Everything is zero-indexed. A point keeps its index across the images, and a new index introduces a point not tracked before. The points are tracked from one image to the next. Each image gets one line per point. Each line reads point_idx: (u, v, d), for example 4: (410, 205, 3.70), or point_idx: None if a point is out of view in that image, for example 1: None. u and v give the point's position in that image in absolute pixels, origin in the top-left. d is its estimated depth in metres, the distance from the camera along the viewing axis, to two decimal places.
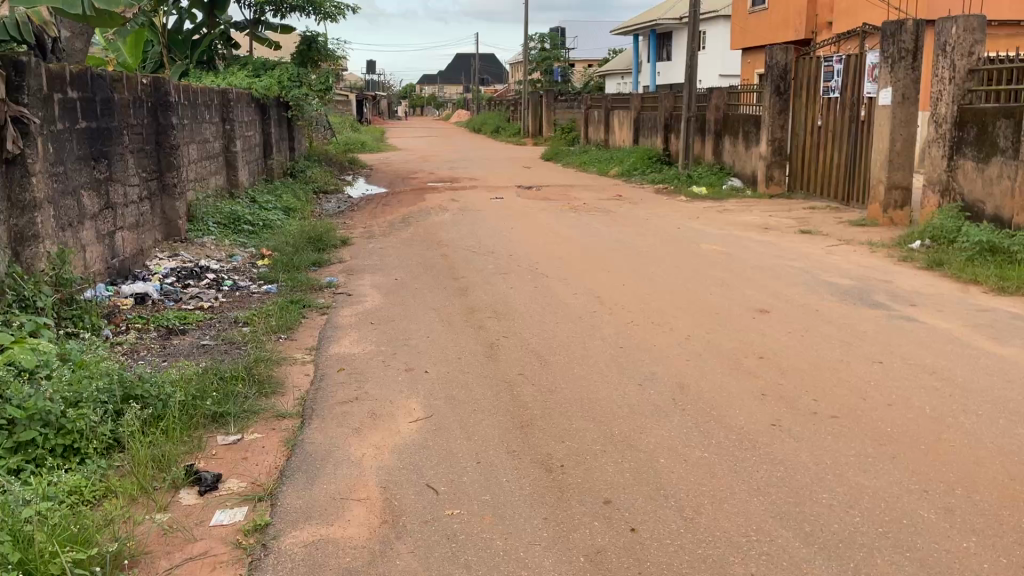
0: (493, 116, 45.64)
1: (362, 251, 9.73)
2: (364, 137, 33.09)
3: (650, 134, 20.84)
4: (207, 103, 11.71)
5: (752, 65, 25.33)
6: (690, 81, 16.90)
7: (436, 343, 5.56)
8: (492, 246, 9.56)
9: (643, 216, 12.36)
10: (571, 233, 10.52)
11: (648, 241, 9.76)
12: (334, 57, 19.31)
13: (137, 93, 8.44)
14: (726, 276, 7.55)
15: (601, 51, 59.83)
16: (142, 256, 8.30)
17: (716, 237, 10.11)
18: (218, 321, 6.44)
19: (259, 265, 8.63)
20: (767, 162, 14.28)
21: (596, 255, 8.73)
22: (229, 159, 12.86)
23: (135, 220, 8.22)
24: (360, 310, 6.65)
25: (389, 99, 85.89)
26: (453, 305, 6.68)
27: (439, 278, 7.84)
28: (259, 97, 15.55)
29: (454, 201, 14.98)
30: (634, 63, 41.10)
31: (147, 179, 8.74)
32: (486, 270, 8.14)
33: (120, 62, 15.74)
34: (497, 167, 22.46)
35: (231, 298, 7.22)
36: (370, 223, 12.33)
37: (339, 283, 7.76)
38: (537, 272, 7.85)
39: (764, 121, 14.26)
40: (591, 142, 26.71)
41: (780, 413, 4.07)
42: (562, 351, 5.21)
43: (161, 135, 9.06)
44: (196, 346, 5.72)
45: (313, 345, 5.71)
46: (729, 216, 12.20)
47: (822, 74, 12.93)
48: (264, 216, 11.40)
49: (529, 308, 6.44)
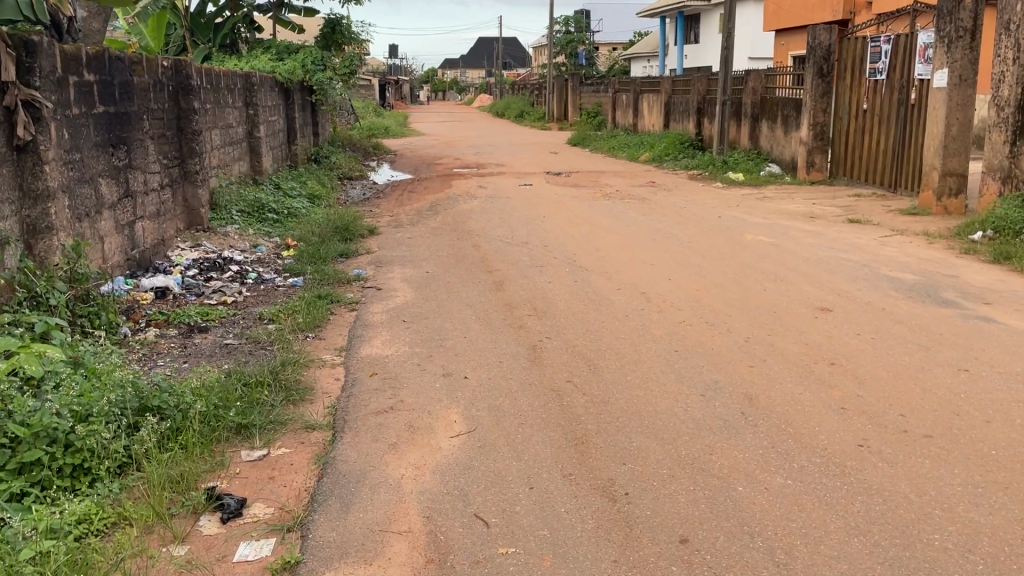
0: (517, 100, 45.11)
1: (390, 241, 9.35)
2: (387, 122, 32.74)
3: (681, 119, 20.29)
4: (230, 87, 11.36)
5: (787, 46, 24.59)
6: (725, 63, 16.34)
7: (474, 344, 5.18)
8: (526, 236, 9.15)
9: (680, 203, 11.89)
10: (607, 222, 10.08)
11: (690, 231, 9.31)
12: (358, 40, 18.91)
13: (157, 76, 8.10)
14: (778, 270, 7.10)
15: (627, 34, 58.94)
16: (163, 247, 7.98)
17: (760, 226, 9.62)
18: (243, 317, 6.10)
19: (284, 256, 8.28)
20: (808, 147, 13.73)
21: (636, 246, 8.29)
22: (253, 145, 12.52)
23: (156, 210, 7.89)
24: (391, 305, 6.29)
25: (411, 83, 85.40)
26: (490, 301, 6.30)
27: (473, 271, 7.45)
28: (283, 81, 15.20)
29: (482, 188, 14.56)
30: (660, 46, 40.38)
31: (169, 167, 8.42)
32: (522, 262, 7.74)
33: (143, 46, 15.45)
34: (523, 152, 21.98)
35: (256, 292, 6.87)
36: (397, 211, 11.95)
37: (367, 276, 7.39)
38: (576, 265, 7.43)
39: (806, 105, 13.70)
40: (619, 126, 26.13)
41: (866, 432, 3.66)
42: (612, 355, 4.81)
43: (183, 120, 8.73)
44: (219, 347, 5.38)
45: (343, 345, 5.34)
46: (771, 204, 11.69)
47: (868, 55, 12.34)
48: (288, 203, 11.06)
49: (570, 305, 6.04)
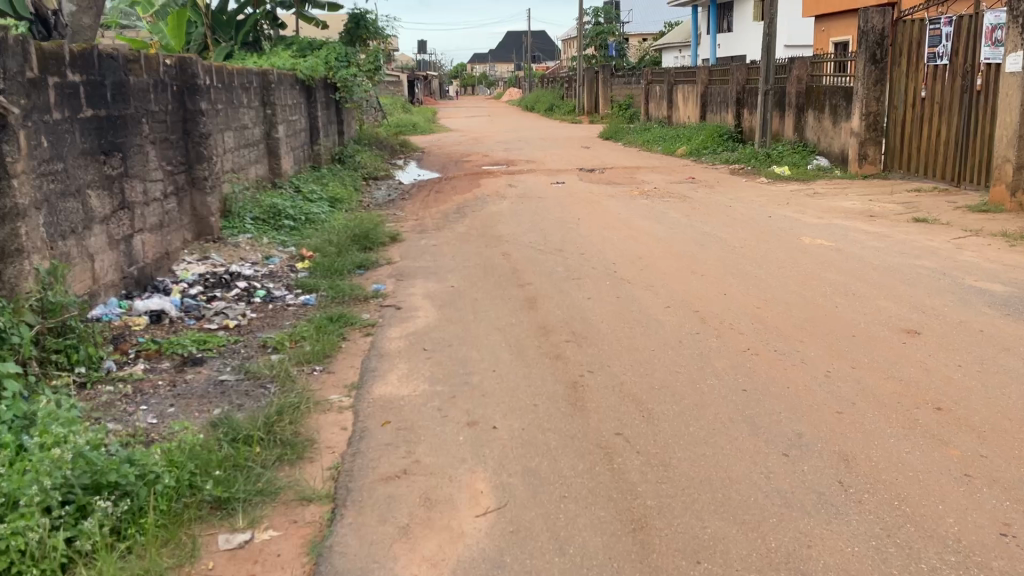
0: (547, 93, 44.17)
1: (413, 249, 8.63)
2: (416, 118, 32.09)
3: (720, 109, 19.36)
4: (245, 85, 10.72)
5: (829, 31, 23.44)
6: (768, 50, 15.40)
7: (502, 381, 4.43)
8: (560, 243, 8.38)
9: (725, 201, 11.06)
10: (647, 225, 9.27)
11: (739, 233, 8.50)
12: (383, 35, 18.23)
13: (159, 75, 7.45)
14: (848, 282, 6.28)
15: (658, 24, 57.68)
16: (167, 260, 7.36)
17: (818, 228, 8.75)
18: (245, 344, 5.43)
19: (298, 269, 7.61)
20: (860, 139, 12.76)
21: (682, 253, 7.49)
22: (271, 147, 11.90)
23: (159, 221, 7.28)
24: (411, 329, 5.58)
25: (439, 78, 84.71)
26: (522, 323, 5.55)
27: (502, 285, 6.71)
28: (304, 77, 14.59)
29: (512, 187, 13.80)
30: (693, 34, 39.22)
31: (174, 173, 7.78)
32: (555, 274, 6.97)
33: (162, 45, 14.94)
34: (554, 147, 21.15)
35: (263, 312, 6.21)
36: (422, 214, 11.25)
37: (386, 292, 6.69)
38: (617, 277, 6.66)
39: (857, 93, 12.75)
40: (652, 119, 25.18)
41: (1005, 512, 2.88)
42: (668, 397, 4.03)
43: (190, 122, 8.09)
44: (213, 383, 4.71)
45: (354, 381, 4.62)
46: (825, 202, 10.79)
47: (926, 39, 11.41)
48: (306, 208, 10.40)
49: (614, 328, 5.26)
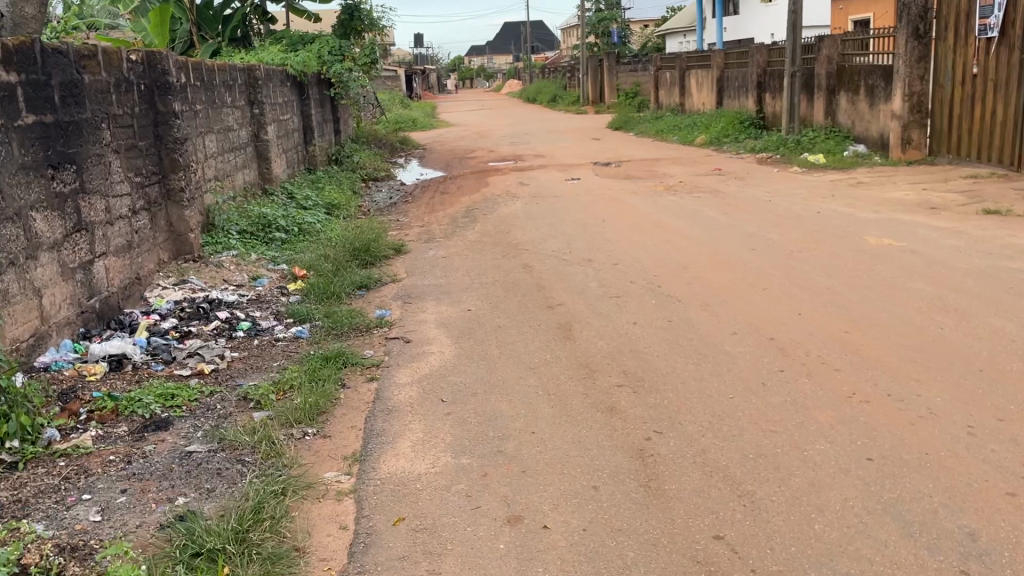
0: (548, 84, 43.03)
1: (420, 262, 7.66)
2: (415, 113, 31.07)
3: (737, 95, 18.35)
4: (229, 83, 9.74)
5: (846, 10, 22.38)
6: (794, 29, 14.36)
7: (544, 448, 3.45)
8: (587, 251, 7.40)
9: (760, 195, 10.11)
10: (681, 225, 8.32)
11: (789, 232, 7.55)
12: (378, 27, 17.23)
13: (122, 73, 6.47)
14: (940, 292, 5.32)
15: (659, 10, 56.49)
16: (137, 286, 6.40)
17: (876, 225, 7.76)
18: (222, 398, 4.43)
19: (290, 292, 6.63)
20: (903, 121, 11.76)
21: (732, 261, 6.51)
22: (260, 150, 10.92)
23: (127, 242, 6.31)
24: (425, 370, 4.61)
25: (437, 72, 83.50)
26: (560, 360, 4.57)
27: (529, 307, 5.75)
28: (296, 74, 13.61)
29: (523, 185, 12.82)
30: (698, 19, 38.09)
31: (145, 185, 6.80)
32: (590, 291, 6.00)
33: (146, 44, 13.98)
34: (562, 139, 20.14)
35: (247, 350, 5.23)
36: (428, 220, 10.26)
37: (393, 320, 5.72)
38: (663, 295, 5.68)
39: (899, 72, 11.73)
40: (663, 107, 24.17)
41: None
42: (773, 474, 3.07)
43: (162, 126, 7.12)
44: (178, 458, 3.71)
45: (356, 452, 3.63)
46: (873, 193, 9.79)
47: (977, 10, 10.42)
48: (300, 217, 9.42)
49: (673, 367, 4.29)
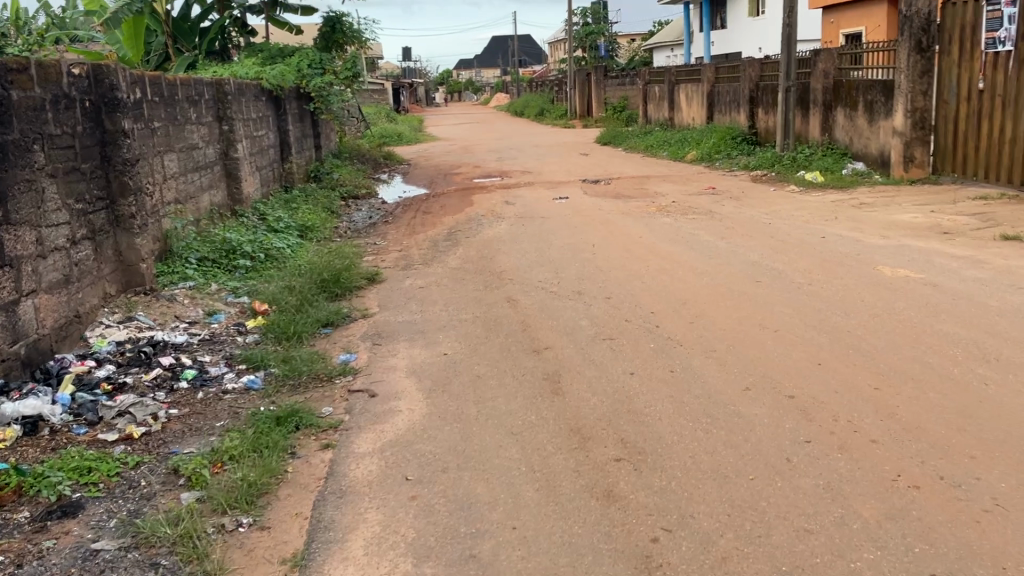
0: (536, 98, 42.51)
1: (394, 293, 7.01)
2: (400, 127, 30.44)
3: (730, 109, 17.80)
4: (193, 98, 9.08)
5: (837, 23, 21.88)
6: (790, 42, 13.80)
7: (528, 554, 2.81)
8: (577, 282, 6.76)
9: (759, 217, 9.53)
10: (678, 251, 7.71)
11: (795, 261, 6.96)
12: (361, 39, 16.65)
13: (62, 88, 5.81)
14: (973, 336, 4.72)
15: (647, 24, 56.20)
16: (76, 325, 5.72)
17: (888, 252, 7.18)
18: (148, 472, 3.75)
19: (247, 332, 5.95)
20: (905, 139, 11.14)
21: (737, 295, 5.89)
22: (229, 168, 10.25)
23: (64, 276, 5.64)
24: (388, 435, 3.95)
25: (426, 85, 83.09)
26: (547, 422, 3.93)
27: (511, 351, 5.10)
28: (271, 87, 12.96)
29: (509, 204, 12.18)
30: (686, 33, 37.67)
31: (89, 211, 6.13)
32: (579, 332, 5.36)
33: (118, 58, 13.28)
34: (551, 155, 19.57)
35: (188, 406, 4.54)
36: (407, 243, 9.61)
37: (358, 366, 5.06)
38: (663, 338, 5.05)
39: (901, 87, 11.15)
40: (652, 121, 23.66)
41: None
42: None
43: (110, 147, 6.45)
44: (81, 559, 3.03)
45: (296, 555, 2.97)
46: (879, 214, 9.21)
47: (983, 22, 9.92)
48: (267, 241, 8.75)
49: (679, 435, 3.66)
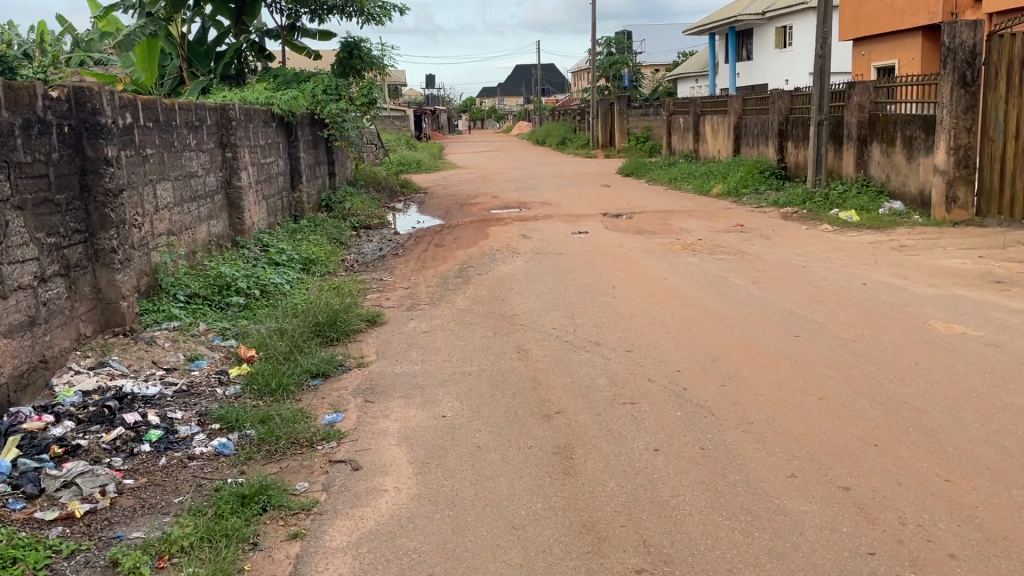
0: (558, 127, 42.13)
1: (395, 338, 6.44)
2: (420, 154, 30.10)
3: (757, 142, 17.22)
4: (193, 124, 8.62)
5: (867, 56, 21.28)
6: (822, 74, 13.24)
7: None
8: (595, 330, 6.17)
9: (791, 258, 8.91)
10: (705, 297, 7.11)
11: (835, 311, 6.33)
12: (380, 66, 16.22)
13: (35, 113, 5.33)
14: None
15: (671, 55, 55.94)
16: (41, 372, 5.19)
17: (937, 303, 6.54)
18: (83, 564, 3.18)
19: (228, 383, 5.38)
20: (948, 178, 10.52)
21: (773, 352, 5.28)
22: (231, 197, 9.78)
23: (29, 318, 5.12)
24: (367, 525, 3.35)
25: (448, 112, 83.22)
26: (556, 513, 3.33)
27: (519, 415, 4.51)
28: (283, 113, 12.56)
29: (526, 238, 11.63)
30: (710, 64, 37.22)
31: (63, 245, 5.63)
32: (597, 393, 4.76)
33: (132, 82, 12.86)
34: (571, 186, 19.04)
35: (146, 476, 3.97)
36: (415, 279, 9.07)
37: (345, 429, 4.47)
38: (691, 404, 4.44)
39: (943, 123, 10.54)
40: (676, 152, 23.12)
41: None
42: None
43: (90, 176, 5.97)
44: None
45: None
46: (921, 259, 8.57)
47: None
48: (265, 275, 8.23)
49: (714, 538, 3.04)
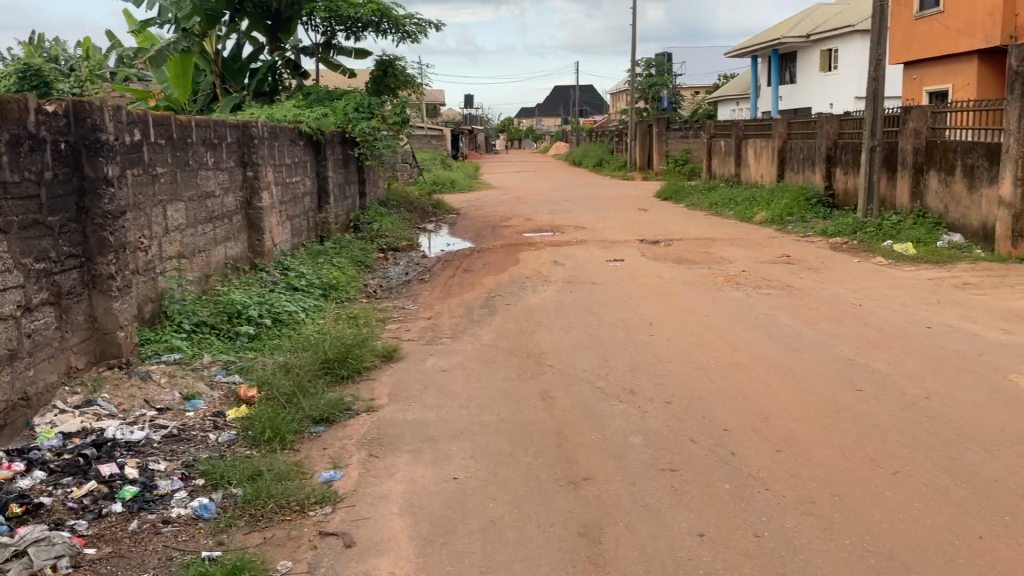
0: (596, 148, 41.62)
1: (412, 377, 5.91)
2: (455, 174, 29.76)
3: (803, 167, 16.52)
4: (211, 142, 8.23)
5: (918, 80, 20.49)
6: (876, 97, 12.56)
7: None
8: (630, 375, 5.59)
9: (844, 295, 8.24)
10: (752, 338, 6.49)
11: (898, 360, 5.69)
12: (415, 84, 15.82)
13: (26, 127, 4.91)
14: None
15: (712, 78, 55.22)
16: (21, 410, 4.74)
17: (1013, 352, 5.86)
18: None
19: (222, 429, 4.88)
20: (1015, 210, 9.77)
21: (834, 410, 4.64)
22: (251, 217, 9.36)
23: (10, 352, 4.68)
24: None
25: (485, 131, 83.10)
26: None
27: (542, 480, 3.94)
28: (312, 132, 12.20)
29: (558, 265, 11.09)
30: (752, 87, 36.51)
31: (54, 271, 5.21)
32: (631, 454, 4.18)
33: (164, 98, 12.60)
34: (608, 209, 18.48)
35: (111, 544, 3.47)
36: (439, 308, 8.56)
37: (343, 492, 3.93)
38: (741, 474, 3.83)
39: (1009, 152, 9.81)
40: (716, 176, 22.47)
41: None
42: None
43: (89, 197, 5.55)
44: None
45: None
46: (987, 299, 7.86)
47: None
48: (279, 302, 7.77)
49: None
